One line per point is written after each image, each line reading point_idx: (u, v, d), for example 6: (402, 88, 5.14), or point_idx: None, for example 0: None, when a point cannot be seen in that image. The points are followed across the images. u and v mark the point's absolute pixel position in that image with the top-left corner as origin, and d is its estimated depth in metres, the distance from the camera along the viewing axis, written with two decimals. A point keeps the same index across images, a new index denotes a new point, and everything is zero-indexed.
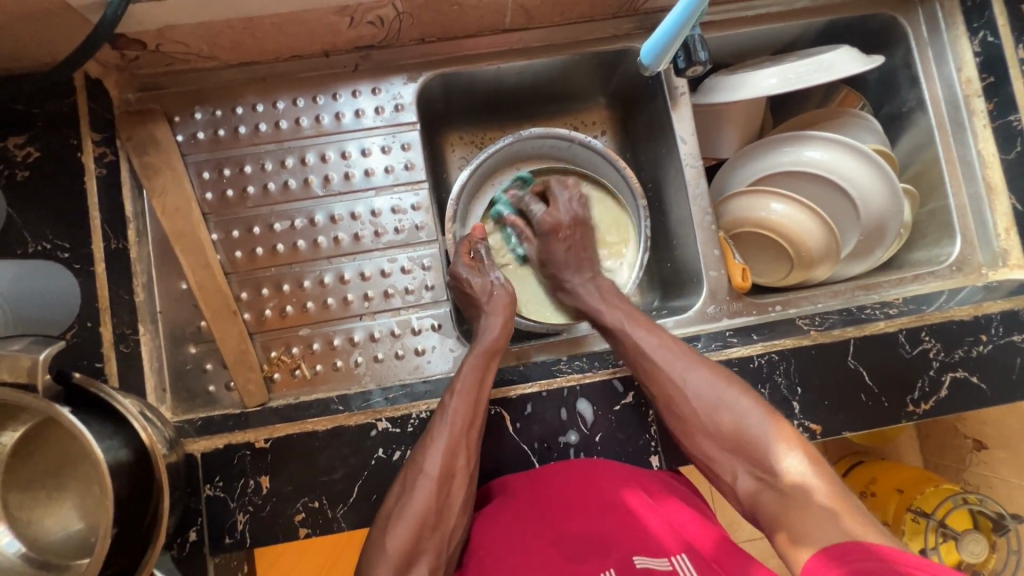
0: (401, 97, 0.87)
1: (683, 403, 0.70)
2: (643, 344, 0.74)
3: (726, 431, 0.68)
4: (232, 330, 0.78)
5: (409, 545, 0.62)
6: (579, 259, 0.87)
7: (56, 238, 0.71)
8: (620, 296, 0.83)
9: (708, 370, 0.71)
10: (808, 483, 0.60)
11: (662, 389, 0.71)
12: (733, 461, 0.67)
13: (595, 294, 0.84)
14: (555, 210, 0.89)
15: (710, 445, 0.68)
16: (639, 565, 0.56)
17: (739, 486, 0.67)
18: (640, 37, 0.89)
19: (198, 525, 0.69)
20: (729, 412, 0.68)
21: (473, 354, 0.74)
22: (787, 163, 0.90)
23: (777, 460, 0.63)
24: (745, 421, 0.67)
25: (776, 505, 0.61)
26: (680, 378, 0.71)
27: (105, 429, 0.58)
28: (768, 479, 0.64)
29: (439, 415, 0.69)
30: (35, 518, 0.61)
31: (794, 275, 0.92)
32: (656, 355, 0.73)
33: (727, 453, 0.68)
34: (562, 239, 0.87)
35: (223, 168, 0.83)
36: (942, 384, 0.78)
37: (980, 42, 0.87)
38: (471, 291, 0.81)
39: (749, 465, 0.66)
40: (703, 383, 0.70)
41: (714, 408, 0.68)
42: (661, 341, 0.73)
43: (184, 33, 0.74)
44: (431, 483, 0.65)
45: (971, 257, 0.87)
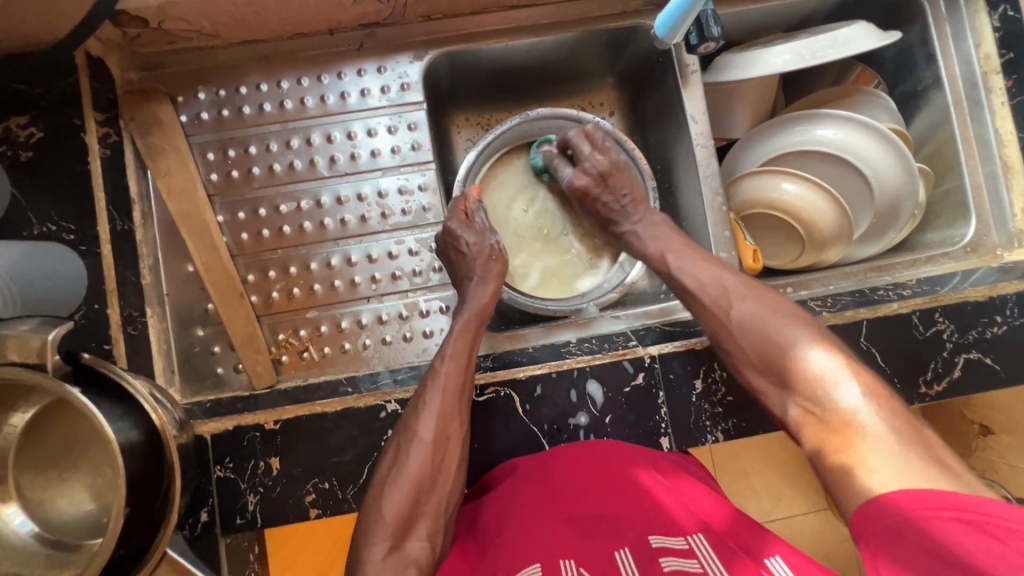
0: (407, 76, 0.85)
1: (732, 333, 0.70)
2: (692, 283, 0.75)
3: (772, 361, 0.66)
4: (239, 313, 0.78)
5: (405, 509, 0.62)
6: (631, 200, 0.85)
7: (61, 220, 0.70)
8: (673, 231, 0.82)
9: (760, 302, 0.70)
10: (859, 413, 0.59)
11: (714, 329, 0.71)
12: (783, 393, 0.66)
13: (650, 232, 0.83)
14: (582, 171, 0.86)
15: (761, 380, 0.68)
16: (654, 544, 0.56)
17: (789, 418, 0.65)
18: (650, 13, 0.88)
19: (209, 506, 0.69)
20: (777, 340, 0.67)
21: (465, 317, 0.74)
22: (801, 142, 0.88)
23: (832, 391, 0.61)
24: (799, 351, 0.65)
25: (824, 436, 0.60)
26: (726, 313, 0.71)
27: (116, 409, 0.57)
28: (816, 409, 0.62)
29: (430, 382, 0.69)
30: (46, 498, 0.61)
31: (805, 257, 0.91)
32: (711, 301, 0.73)
33: (777, 387, 0.66)
34: (601, 194, 0.86)
35: (227, 149, 0.82)
36: (955, 365, 0.77)
37: (1000, 16, 0.84)
38: (467, 250, 0.78)
39: (796, 397, 0.64)
40: (755, 317, 0.69)
41: (767, 338, 0.67)
42: (714, 275, 0.74)
43: (185, 9, 0.72)
44: (423, 449, 0.65)
45: (986, 238, 0.86)
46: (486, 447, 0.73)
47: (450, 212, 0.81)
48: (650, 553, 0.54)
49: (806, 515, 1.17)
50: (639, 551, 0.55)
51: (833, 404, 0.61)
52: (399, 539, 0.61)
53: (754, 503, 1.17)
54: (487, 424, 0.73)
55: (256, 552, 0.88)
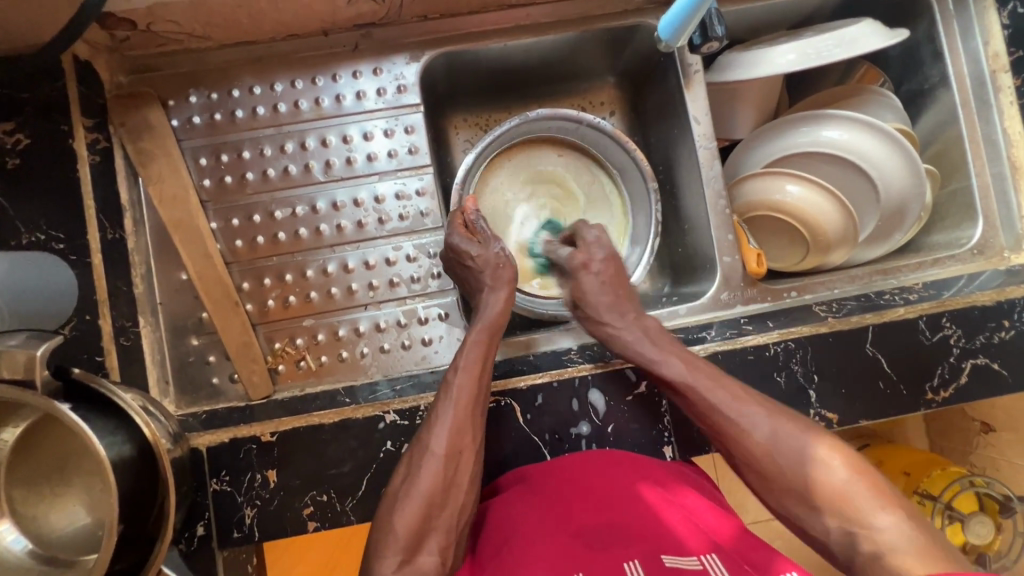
0: (403, 78, 0.83)
1: (763, 454, 0.64)
2: (712, 397, 0.67)
3: (800, 485, 0.61)
4: (235, 322, 0.76)
5: (417, 523, 0.60)
6: (617, 299, 0.76)
7: (50, 229, 0.68)
8: (670, 338, 0.73)
9: (783, 417, 0.65)
10: (903, 540, 0.53)
11: (740, 446, 0.65)
12: (820, 519, 0.60)
13: (641, 338, 0.72)
14: (583, 247, 0.79)
15: (794, 504, 0.62)
16: (667, 564, 0.54)
17: (832, 545, 0.59)
18: (652, 11, 0.85)
19: (206, 519, 0.68)
20: (806, 460, 0.62)
21: (477, 329, 0.71)
22: (806, 144, 0.86)
23: (870, 519, 0.56)
24: (833, 471, 0.60)
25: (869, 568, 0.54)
26: (750, 430, 0.65)
27: (108, 426, 0.56)
28: (860, 537, 0.56)
29: (442, 395, 0.67)
30: (40, 513, 0.60)
31: (810, 259, 0.89)
32: (730, 412, 0.66)
33: (812, 513, 0.60)
34: (593, 281, 0.76)
35: (220, 154, 0.80)
36: (962, 371, 0.76)
37: (1009, 14, 0.82)
38: (472, 263, 0.75)
39: (838, 522, 0.58)
40: (779, 433, 0.64)
41: (793, 458, 0.62)
42: (731, 391, 0.67)
43: (175, 11, 0.70)
44: (436, 462, 0.63)
45: (993, 240, 0.85)
46: (486, 457, 0.72)
47: (451, 224, 0.77)
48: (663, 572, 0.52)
49: None
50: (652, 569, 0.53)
51: (874, 533, 0.55)
52: (410, 553, 0.58)
53: (755, 504, 1.17)
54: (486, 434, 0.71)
55: (254, 561, 0.87)
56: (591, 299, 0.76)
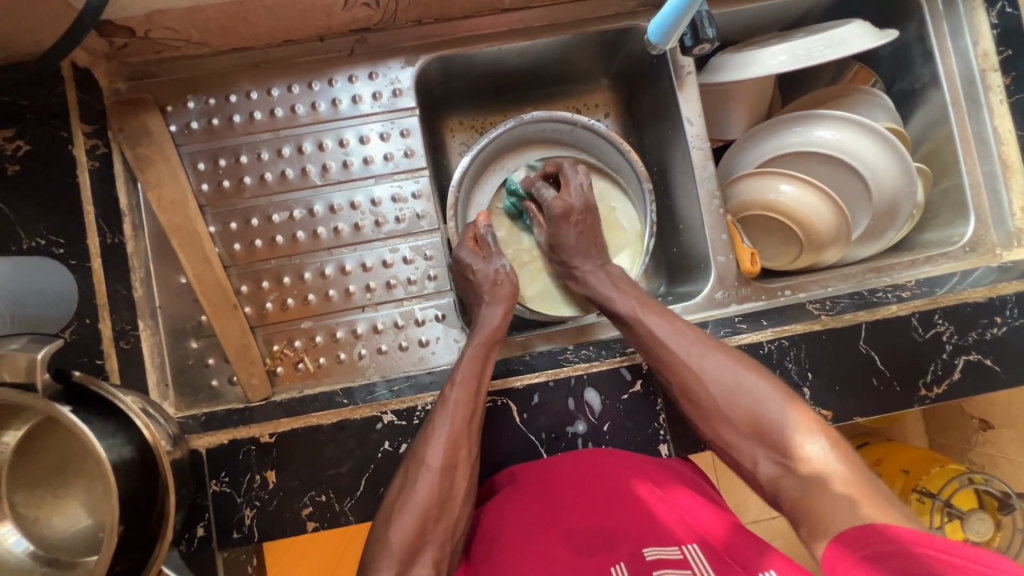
0: (399, 82, 0.84)
1: (701, 386, 0.68)
2: (659, 334, 0.71)
3: (735, 415, 0.66)
4: (233, 324, 0.77)
5: (413, 536, 0.60)
6: (593, 245, 0.83)
7: (49, 234, 0.69)
8: (631, 282, 0.80)
9: (725, 354, 0.69)
10: (829, 468, 0.59)
11: (680, 381, 0.69)
12: (750, 445, 0.65)
13: (607, 282, 0.80)
14: (567, 193, 0.84)
15: (729, 434, 0.66)
16: (649, 557, 0.55)
17: (760, 474, 0.64)
18: (644, 15, 0.87)
19: (206, 521, 0.68)
20: (746, 393, 0.66)
21: (474, 343, 0.73)
22: (797, 143, 0.87)
23: (799, 445, 0.61)
24: (761, 402, 0.65)
25: (797, 491, 0.59)
26: (695, 368, 0.69)
27: (108, 427, 0.57)
28: (789, 465, 0.62)
29: (439, 407, 0.68)
30: (42, 516, 0.61)
31: (804, 259, 0.90)
32: (676, 347, 0.70)
33: (746, 441, 0.66)
34: (571, 229, 0.82)
35: (218, 158, 0.81)
36: (955, 367, 0.76)
37: (998, 13, 0.83)
38: (473, 277, 0.77)
39: (768, 451, 0.64)
40: (720, 369, 0.68)
41: (732, 393, 0.66)
42: (675, 328, 0.71)
43: (172, 18, 0.71)
44: (432, 475, 0.63)
45: (985, 237, 0.85)
46: (483, 457, 0.73)
47: (460, 241, 0.81)
48: (646, 567, 0.54)
49: None
50: (635, 566, 0.54)
51: (803, 460, 0.60)
52: (406, 566, 0.59)
53: (754, 502, 1.17)
54: (483, 435, 0.72)
55: (255, 562, 0.88)
56: (569, 247, 0.83)
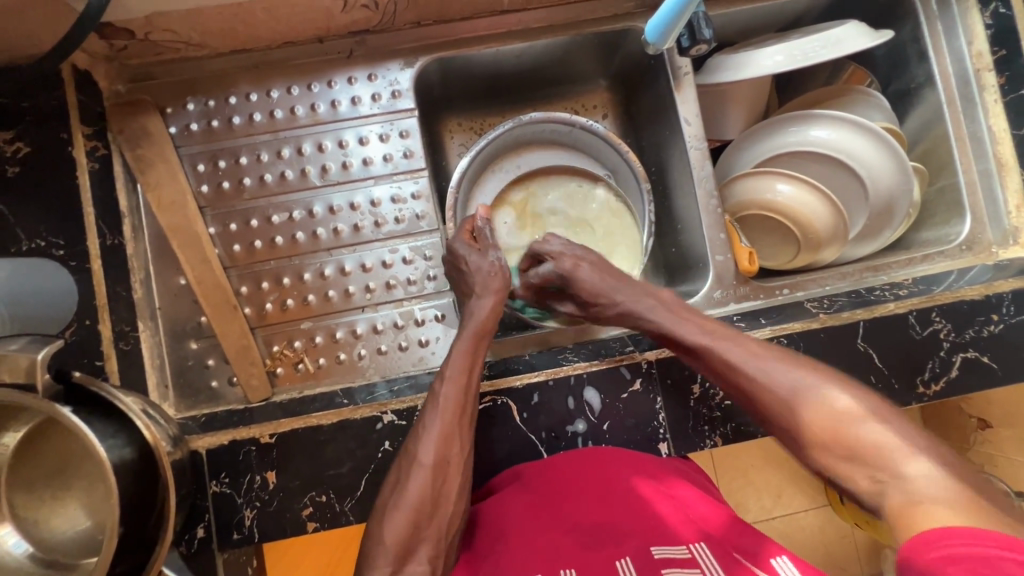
0: (398, 83, 0.84)
1: (785, 410, 0.60)
2: (729, 356, 0.65)
3: (828, 433, 0.56)
4: (233, 325, 0.77)
5: (406, 535, 0.60)
6: (617, 278, 0.77)
7: (49, 235, 0.69)
8: (688, 307, 0.73)
9: (810, 371, 0.61)
10: (937, 488, 0.48)
11: (762, 405, 0.62)
12: (848, 468, 0.54)
13: (661, 311, 0.73)
14: (558, 258, 0.78)
15: (825, 459, 0.56)
16: (656, 555, 0.55)
17: (868, 504, 0.53)
18: (641, 16, 0.87)
19: (206, 522, 0.68)
20: (837, 409, 0.57)
21: (464, 337, 0.72)
22: (794, 143, 0.88)
23: (900, 465, 0.51)
24: (858, 419, 0.55)
25: (894, 515, 0.49)
26: (773, 386, 0.61)
27: (108, 428, 0.57)
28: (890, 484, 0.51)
29: (429, 404, 0.68)
30: (41, 517, 0.61)
31: (801, 258, 0.90)
32: (752, 369, 0.63)
33: (846, 465, 0.55)
34: (588, 272, 0.77)
35: (218, 160, 0.81)
36: (953, 365, 0.77)
37: (991, 14, 0.84)
38: (466, 267, 0.77)
39: (869, 475, 0.53)
40: (806, 386, 0.60)
41: (820, 410, 0.57)
42: (749, 351, 0.65)
43: (172, 20, 0.72)
44: (424, 473, 0.63)
45: (981, 235, 0.86)
46: (483, 458, 0.73)
47: (456, 232, 0.80)
48: (652, 565, 0.54)
49: (806, 513, 1.18)
50: (640, 562, 0.54)
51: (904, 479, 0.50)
52: (400, 563, 0.59)
53: (754, 503, 1.17)
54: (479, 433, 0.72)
55: (255, 563, 0.87)
56: (593, 290, 0.76)
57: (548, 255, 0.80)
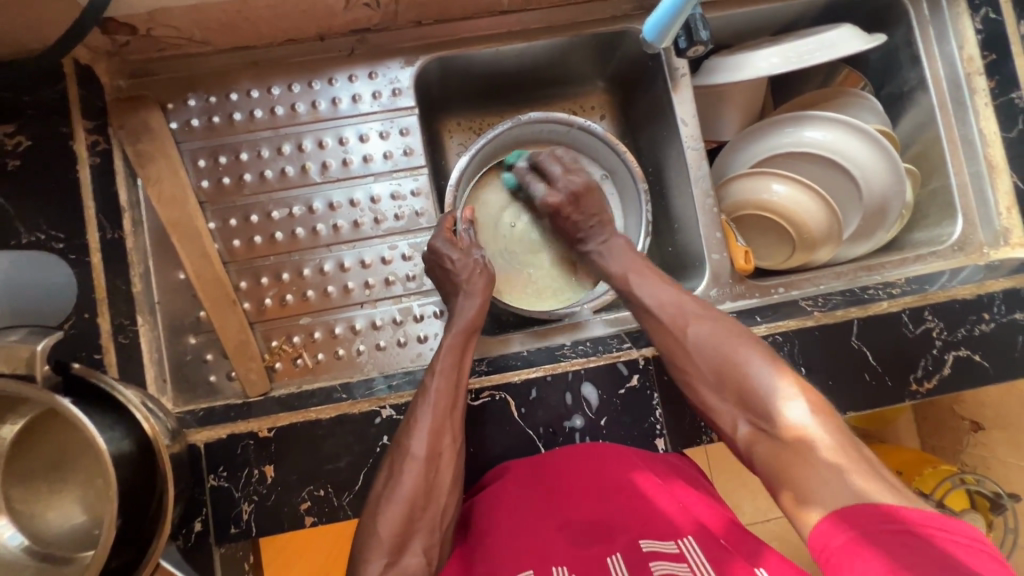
0: (398, 81, 0.85)
1: (688, 356, 0.71)
2: (651, 303, 0.76)
3: (727, 379, 0.68)
4: (232, 320, 0.77)
5: (400, 527, 0.61)
6: (597, 218, 0.87)
7: (50, 228, 0.70)
8: (631, 252, 0.84)
9: (715, 322, 0.72)
10: (810, 432, 0.61)
11: (668, 350, 0.72)
12: (730, 409, 0.68)
13: (608, 255, 0.85)
14: (554, 190, 0.88)
15: (711, 398, 0.69)
16: (646, 549, 0.56)
17: (740, 438, 0.67)
18: (639, 18, 0.88)
19: (203, 516, 0.68)
20: (730, 359, 0.69)
21: (452, 334, 0.74)
22: (789, 144, 0.89)
23: (781, 411, 0.63)
24: (748, 368, 0.67)
25: (777, 453, 0.62)
26: (683, 332, 0.72)
27: (106, 420, 0.57)
28: (768, 429, 0.64)
29: (420, 399, 0.68)
30: (38, 512, 0.60)
31: (796, 257, 0.91)
32: (669, 316, 0.74)
33: (728, 405, 0.68)
34: (569, 215, 0.87)
35: (218, 155, 0.82)
36: (945, 363, 0.78)
37: (982, 19, 0.85)
38: (451, 267, 0.78)
39: (749, 417, 0.66)
40: (709, 336, 0.71)
41: (718, 358, 0.69)
42: (669, 298, 0.75)
43: (175, 16, 0.72)
44: (418, 465, 0.64)
45: (973, 236, 0.87)
46: (481, 453, 0.73)
47: (437, 229, 0.81)
48: (642, 559, 0.55)
49: None
50: (631, 557, 0.55)
51: (784, 423, 0.63)
52: (395, 555, 0.60)
53: (750, 503, 1.19)
54: (479, 430, 0.72)
55: (252, 560, 0.87)
56: (566, 225, 0.88)
57: (548, 176, 0.89)
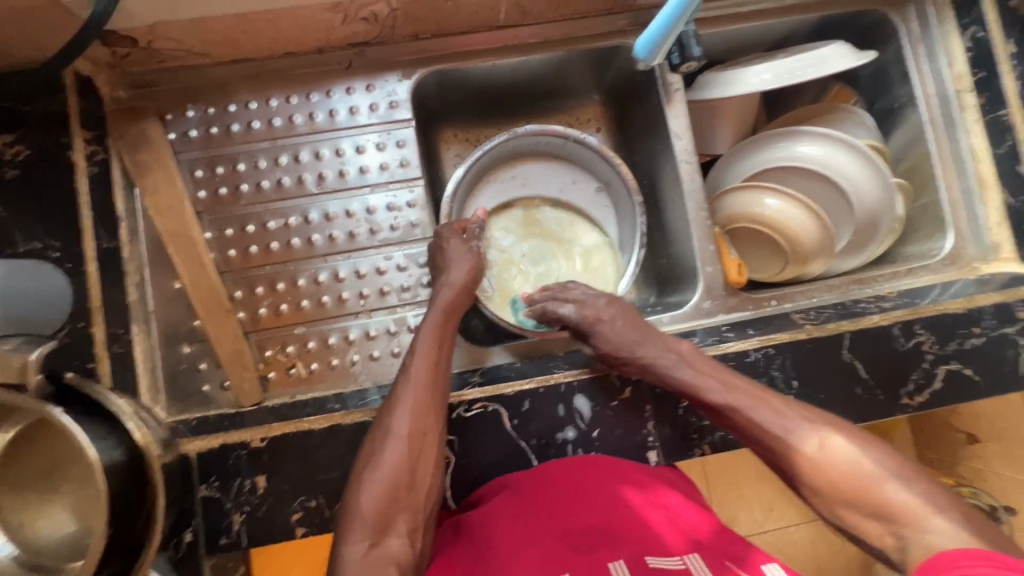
0: (395, 94, 0.86)
1: (812, 467, 0.64)
2: (757, 418, 0.68)
3: (859, 492, 0.61)
4: (227, 330, 0.78)
5: (383, 505, 0.62)
6: (642, 331, 0.77)
7: (46, 237, 0.70)
8: (705, 357, 0.74)
9: (830, 430, 0.65)
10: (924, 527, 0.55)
11: (790, 462, 0.66)
12: (875, 524, 0.60)
13: (684, 367, 0.73)
14: (584, 304, 0.81)
15: (853, 514, 0.62)
16: (652, 565, 0.56)
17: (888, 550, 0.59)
18: (634, 33, 0.90)
19: (194, 526, 0.68)
20: (856, 470, 0.62)
21: (432, 313, 0.76)
22: (784, 158, 0.90)
23: (922, 519, 0.56)
24: (884, 483, 0.60)
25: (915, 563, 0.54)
26: (800, 450, 0.65)
27: (100, 429, 0.57)
28: (909, 537, 0.57)
29: (401, 381, 0.70)
30: (28, 520, 0.60)
31: (789, 271, 0.92)
32: (775, 428, 0.67)
33: (871, 520, 0.60)
34: (609, 325, 0.79)
35: (216, 166, 0.83)
36: (936, 376, 0.78)
37: (970, 37, 0.87)
38: (446, 249, 0.80)
39: (894, 529, 0.58)
40: (830, 445, 0.64)
41: (845, 467, 0.62)
42: (775, 410, 0.68)
43: (176, 29, 0.73)
44: (399, 444, 0.65)
45: (963, 251, 0.88)
46: (474, 465, 0.72)
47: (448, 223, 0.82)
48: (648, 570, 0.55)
49: (799, 527, 1.21)
50: (635, 567, 0.55)
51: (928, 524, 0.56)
52: (378, 536, 0.61)
53: (748, 515, 1.21)
54: (470, 440, 0.72)
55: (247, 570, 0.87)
56: (613, 342, 0.76)
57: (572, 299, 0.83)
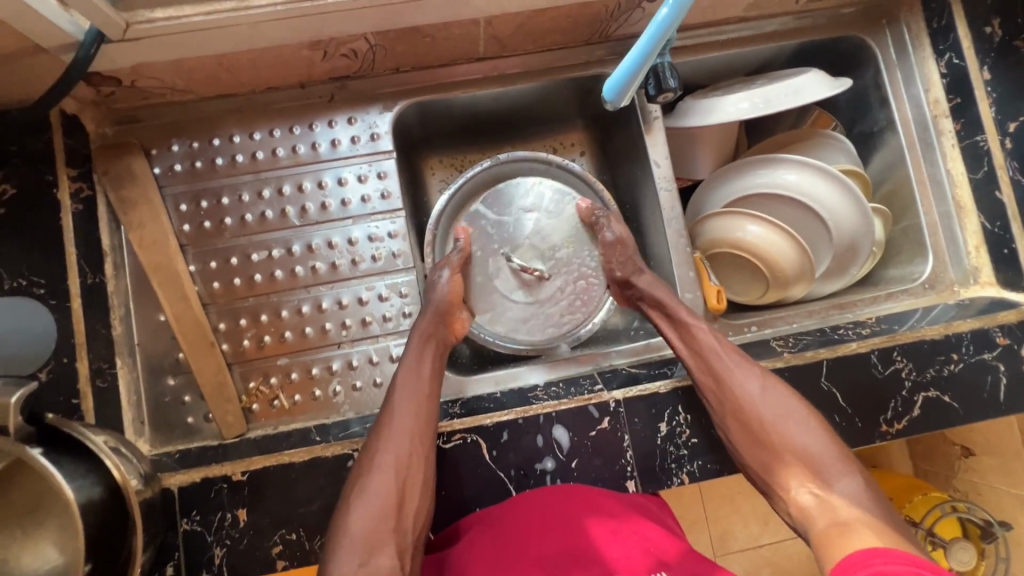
0: (377, 126, 0.87)
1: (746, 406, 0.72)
2: (716, 350, 0.75)
3: (779, 441, 0.70)
4: (210, 363, 0.79)
5: (370, 527, 0.63)
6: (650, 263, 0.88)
7: (31, 274, 0.71)
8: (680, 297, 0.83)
9: (771, 384, 0.73)
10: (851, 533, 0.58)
11: (734, 400, 0.72)
12: (791, 475, 0.68)
13: (666, 291, 0.82)
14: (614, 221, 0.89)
15: (766, 455, 0.70)
16: None
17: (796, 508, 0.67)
18: (612, 63, 0.91)
19: (175, 560, 0.69)
20: (784, 421, 0.70)
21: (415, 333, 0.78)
22: (763, 185, 0.91)
23: (832, 483, 0.66)
24: (805, 440, 0.69)
25: (825, 522, 0.62)
26: (742, 390, 0.72)
27: (80, 467, 0.58)
28: (822, 494, 0.65)
29: (389, 405, 0.72)
30: (13, 556, 0.61)
31: (770, 295, 0.92)
32: (729, 365, 0.74)
33: (786, 471, 0.69)
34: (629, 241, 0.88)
35: (200, 200, 0.84)
36: (915, 404, 0.79)
37: (946, 63, 0.88)
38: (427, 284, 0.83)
39: (806, 484, 0.67)
40: (775, 396, 0.72)
41: (778, 418, 0.71)
42: (733, 354, 0.75)
43: (158, 69, 0.74)
44: (387, 468, 0.67)
45: (943, 275, 0.89)
46: (454, 495, 0.73)
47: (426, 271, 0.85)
48: None
49: (792, 542, 1.21)
50: None
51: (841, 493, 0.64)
52: (367, 555, 0.61)
53: (742, 531, 1.21)
54: (449, 472, 0.73)
55: None
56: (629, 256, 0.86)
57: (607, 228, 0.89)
